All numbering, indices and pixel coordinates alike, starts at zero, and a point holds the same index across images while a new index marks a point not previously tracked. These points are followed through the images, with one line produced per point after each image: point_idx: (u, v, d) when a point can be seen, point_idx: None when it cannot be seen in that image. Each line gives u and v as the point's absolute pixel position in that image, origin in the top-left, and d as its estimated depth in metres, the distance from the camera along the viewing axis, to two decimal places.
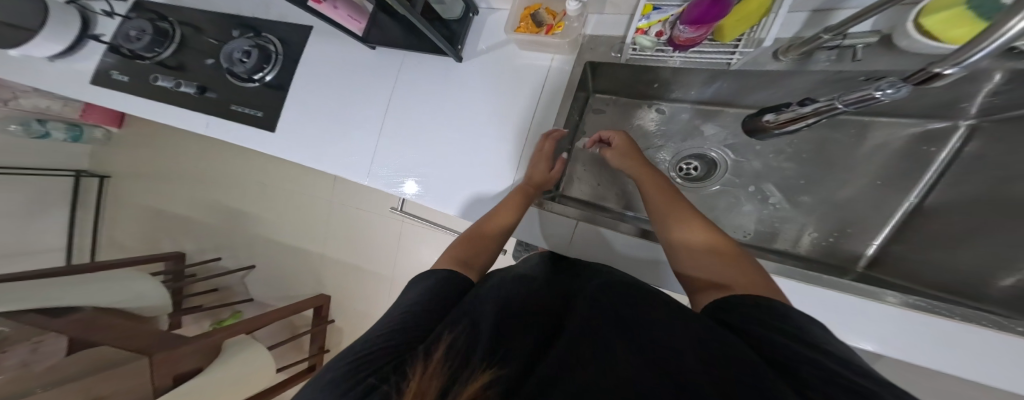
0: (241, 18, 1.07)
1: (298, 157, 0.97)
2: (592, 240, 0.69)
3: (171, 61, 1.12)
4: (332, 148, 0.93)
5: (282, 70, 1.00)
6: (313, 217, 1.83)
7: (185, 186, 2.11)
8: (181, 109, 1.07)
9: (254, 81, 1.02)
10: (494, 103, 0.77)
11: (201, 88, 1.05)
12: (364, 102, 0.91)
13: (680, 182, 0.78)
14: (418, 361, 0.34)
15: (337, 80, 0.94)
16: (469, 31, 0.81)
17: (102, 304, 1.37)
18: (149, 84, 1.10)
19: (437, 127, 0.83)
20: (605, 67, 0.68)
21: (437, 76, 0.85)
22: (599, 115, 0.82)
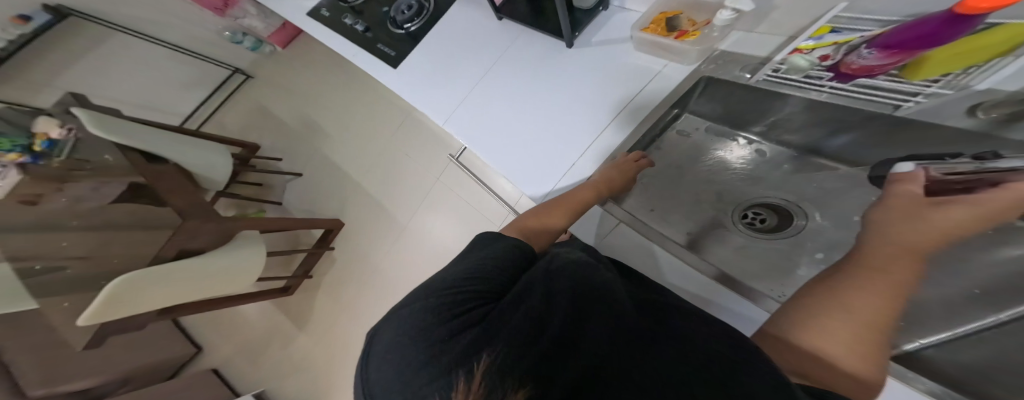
0: None
1: (403, 89, 1.03)
2: (630, 243, 0.63)
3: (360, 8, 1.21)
4: (432, 91, 0.97)
5: (427, 23, 1.08)
6: (368, 151, 1.93)
7: (287, 96, 2.35)
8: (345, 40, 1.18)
9: (402, 30, 1.11)
10: (591, 92, 0.76)
11: (366, 29, 1.16)
12: (472, 52, 0.97)
13: (744, 229, 0.67)
14: (501, 312, 0.33)
15: (461, 34, 1.02)
16: (590, 23, 0.83)
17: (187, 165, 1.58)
18: (337, 19, 1.23)
19: (528, 99, 0.83)
20: (718, 85, 0.63)
21: (544, 54, 0.88)
22: (681, 137, 0.75)
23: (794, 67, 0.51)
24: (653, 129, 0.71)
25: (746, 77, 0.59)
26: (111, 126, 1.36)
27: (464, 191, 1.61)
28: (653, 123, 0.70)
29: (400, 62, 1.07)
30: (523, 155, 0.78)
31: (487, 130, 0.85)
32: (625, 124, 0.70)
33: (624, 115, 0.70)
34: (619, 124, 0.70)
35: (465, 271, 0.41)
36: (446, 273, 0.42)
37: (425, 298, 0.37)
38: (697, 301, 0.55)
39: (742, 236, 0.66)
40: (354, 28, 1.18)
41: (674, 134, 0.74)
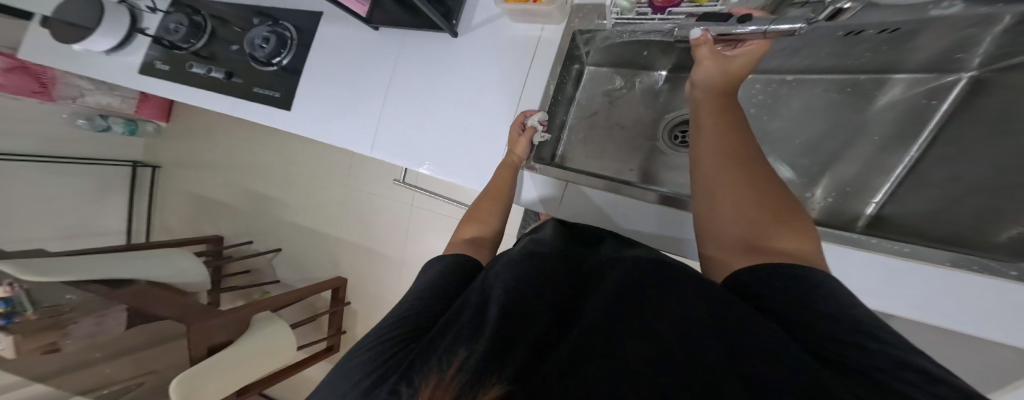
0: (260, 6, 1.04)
1: (309, 133, 0.94)
2: (582, 203, 0.69)
3: (204, 51, 1.07)
4: (338, 124, 0.91)
5: (298, 54, 0.96)
6: (330, 202, 1.88)
7: (218, 173, 2.16)
8: (211, 95, 1.04)
9: (272, 65, 0.99)
10: (492, 77, 0.76)
11: (228, 74, 1.02)
12: (364, 76, 0.90)
13: (673, 148, 0.72)
14: (427, 349, 0.32)
15: (341, 55, 0.92)
16: (464, 7, 0.79)
17: (153, 278, 1.53)
18: (183, 71, 1.08)
19: (438, 103, 0.81)
20: (592, 36, 0.67)
21: (432, 51, 0.83)
22: (591, 88, 0.78)
23: (623, 10, 0.56)
24: (562, 93, 0.73)
25: (602, 23, 0.63)
26: (68, 270, 1.31)
27: (434, 202, 1.63)
28: (560, 87, 0.71)
29: (291, 102, 0.96)
30: (460, 160, 0.78)
31: (415, 149, 0.83)
32: (535, 101, 0.71)
33: (529, 93, 0.72)
34: (529, 104, 0.72)
35: (400, 311, 0.41)
36: (383, 317, 0.41)
37: (362, 351, 0.36)
38: (656, 239, 0.65)
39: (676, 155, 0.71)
40: (210, 75, 1.03)
41: (588, 91, 0.78)
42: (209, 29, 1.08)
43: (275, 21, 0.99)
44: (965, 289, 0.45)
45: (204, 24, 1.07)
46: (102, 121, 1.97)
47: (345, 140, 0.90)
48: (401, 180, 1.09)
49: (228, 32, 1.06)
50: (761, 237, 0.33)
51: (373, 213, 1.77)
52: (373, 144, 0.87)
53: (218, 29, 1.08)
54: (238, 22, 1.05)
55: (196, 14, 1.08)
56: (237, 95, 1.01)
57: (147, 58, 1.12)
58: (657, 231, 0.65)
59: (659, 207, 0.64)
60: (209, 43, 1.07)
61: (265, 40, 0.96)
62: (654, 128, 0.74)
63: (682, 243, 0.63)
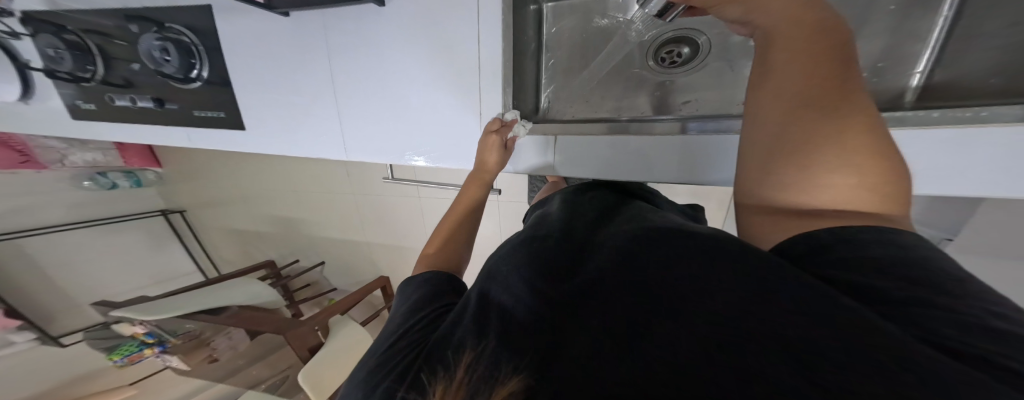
0: (130, 9, 0.74)
1: (267, 149, 0.80)
2: (579, 151, 0.63)
3: (111, 76, 0.81)
4: (308, 126, 0.75)
5: (214, 63, 0.74)
6: (344, 211, 1.76)
7: (235, 205, 2.04)
8: (155, 130, 0.84)
9: (195, 81, 0.76)
10: (440, 45, 0.62)
11: (157, 101, 0.80)
12: (300, 80, 0.71)
13: (661, 74, 0.63)
14: (440, 360, 0.28)
15: (265, 57, 0.71)
16: None
17: (238, 301, 1.51)
18: (113, 109, 0.84)
19: (396, 88, 0.67)
20: None
21: (356, 32, 0.65)
22: (559, 30, 0.67)
23: None
24: (530, 46, 0.65)
25: None
26: (179, 305, 1.41)
27: None
28: (519, 38, 0.61)
29: (243, 120, 0.78)
30: (444, 142, 0.68)
31: (389, 145, 0.72)
32: (494, 77, 0.61)
33: (487, 58, 0.60)
34: (490, 79, 0.61)
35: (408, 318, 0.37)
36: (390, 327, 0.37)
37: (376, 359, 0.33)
38: (683, 174, 0.57)
39: (665, 83, 0.63)
40: (139, 106, 0.81)
41: (553, 34, 0.67)
42: (94, 46, 0.79)
43: (160, 24, 0.73)
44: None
45: (84, 42, 0.79)
46: (105, 178, 1.82)
47: (312, 146, 0.77)
48: (388, 177, 0.99)
49: (117, 45, 0.78)
50: (834, 203, 0.27)
51: (391, 210, 1.63)
52: (346, 144, 0.75)
53: (107, 47, 0.79)
54: (119, 32, 0.76)
55: (64, 28, 0.79)
56: (183, 125, 0.82)
57: (67, 100, 0.86)
58: (677, 161, 0.56)
59: (662, 135, 0.56)
60: (110, 67, 0.80)
61: (164, 49, 0.73)
62: (631, 56, 0.65)
63: (700, 169, 0.56)
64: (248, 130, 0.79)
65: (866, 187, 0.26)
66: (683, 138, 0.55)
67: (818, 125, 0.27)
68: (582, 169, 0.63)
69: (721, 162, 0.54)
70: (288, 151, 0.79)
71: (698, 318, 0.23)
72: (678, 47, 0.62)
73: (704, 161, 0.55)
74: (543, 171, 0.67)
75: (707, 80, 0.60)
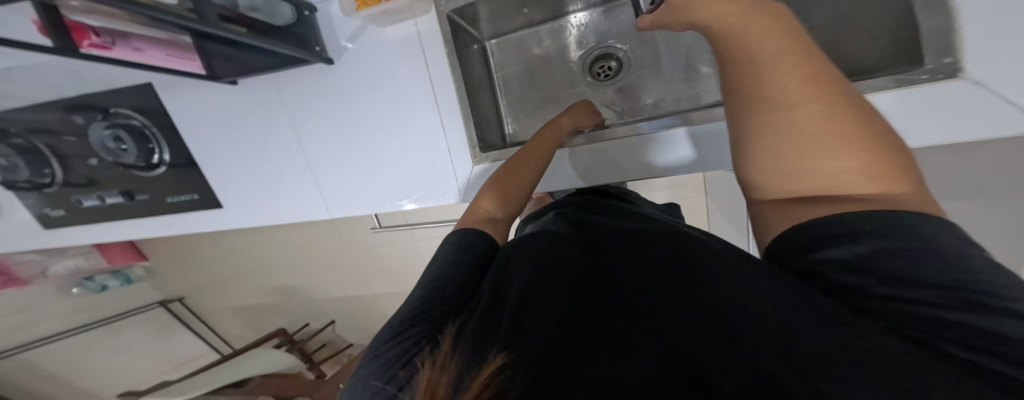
0: (68, 100, 0.70)
1: (245, 223, 0.77)
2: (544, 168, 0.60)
3: (70, 176, 0.78)
4: (282, 195, 0.73)
5: (174, 143, 0.71)
6: (341, 265, 1.68)
7: (222, 286, 1.92)
8: (129, 224, 0.81)
9: (159, 165, 0.73)
10: (396, 90, 0.62)
11: (128, 195, 0.77)
12: (266, 147, 0.70)
13: (600, 88, 0.64)
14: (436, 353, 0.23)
15: (227, 133, 0.69)
16: (320, 31, 0.61)
17: (262, 371, 1.43)
18: (82, 210, 0.81)
19: (359, 141, 0.66)
20: (470, 10, 0.59)
21: (311, 93, 0.64)
22: (508, 58, 0.68)
23: None
24: (481, 79, 0.66)
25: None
26: (203, 383, 1.33)
27: None
28: (468, 75, 0.62)
29: (218, 197, 0.76)
30: (415, 184, 0.66)
31: (368, 197, 0.69)
32: (454, 114, 0.60)
33: (443, 95, 0.60)
34: (450, 114, 0.61)
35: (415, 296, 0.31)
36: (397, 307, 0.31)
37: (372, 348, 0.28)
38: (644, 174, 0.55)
39: (608, 95, 0.64)
40: (108, 203, 0.79)
41: (500, 67, 0.69)
42: (44, 147, 0.76)
43: (104, 109, 0.69)
44: (897, 106, 0.40)
45: (33, 144, 0.75)
46: (92, 281, 1.69)
47: (293, 215, 0.74)
48: (377, 227, 0.94)
49: (64, 141, 0.74)
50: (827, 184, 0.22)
51: (390, 253, 1.57)
52: (327, 204, 0.72)
53: (55, 146, 0.75)
54: (63, 126, 0.73)
55: (13, 136, 0.76)
56: (156, 214, 0.79)
57: (34, 210, 0.83)
58: (642, 158, 0.55)
59: (618, 139, 0.55)
60: (66, 166, 0.77)
61: (117, 138, 0.71)
62: (571, 73, 0.65)
63: (659, 167, 0.54)
64: (224, 205, 0.76)
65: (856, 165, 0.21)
66: (642, 136, 0.54)
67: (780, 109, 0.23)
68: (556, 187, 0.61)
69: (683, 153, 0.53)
70: (271, 222, 0.76)
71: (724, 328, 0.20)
72: (608, 61, 0.64)
73: (662, 158, 0.53)
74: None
75: (643, 88, 0.62)
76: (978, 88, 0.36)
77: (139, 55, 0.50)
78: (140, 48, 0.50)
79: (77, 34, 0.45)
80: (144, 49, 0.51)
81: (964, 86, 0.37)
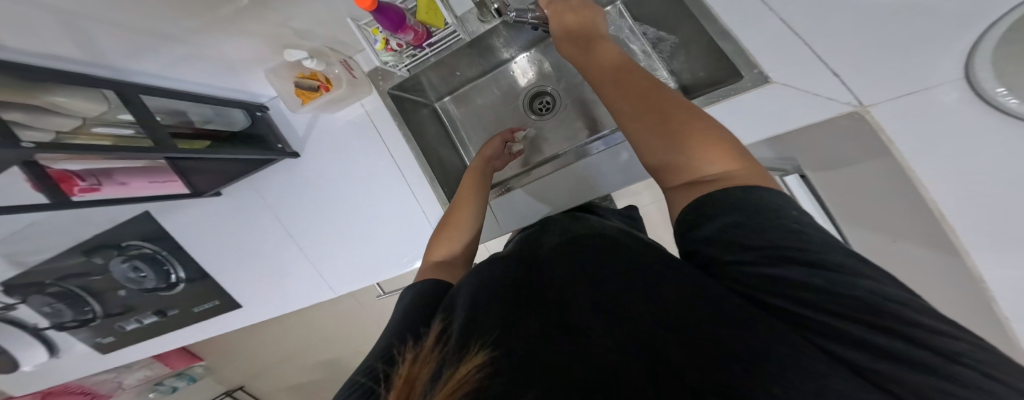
0: (91, 244, 0.78)
1: (260, 317, 0.80)
2: (514, 208, 0.60)
3: (110, 307, 0.86)
4: (286, 284, 0.76)
5: (183, 259, 0.77)
6: (370, 329, 1.68)
7: (270, 370, 1.99)
8: (166, 338, 0.88)
9: (177, 282, 0.80)
10: (361, 166, 0.65)
11: (160, 312, 0.85)
12: (262, 242, 0.74)
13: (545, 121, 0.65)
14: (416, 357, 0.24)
15: (227, 238, 0.74)
16: (280, 129, 0.65)
17: None
18: (124, 334, 0.89)
19: (340, 219, 0.68)
20: (408, 80, 0.61)
21: (289, 185, 0.68)
22: (460, 110, 0.70)
23: (397, 61, 0.54)
24: (438, 136, 0.68)
25: (400, 74, 0.59)
26: None
27: None
28: (422, 137, 0.64)
29: (232, 297, 0.80)
30: (397, 249, 0.66)
31: (363, 269, 0.70)
32: (416, 175, 0.62)
33: (404, 163, 0.63)
34: (415, 179, 0.63)
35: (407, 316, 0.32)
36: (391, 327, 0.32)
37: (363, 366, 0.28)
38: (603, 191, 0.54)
39: (554, 125, 0.64)
40: (146, 323, 0.86)
41: (453, 120, 0.71)
42: (78, 289, 0.85)
43: (118, 246, 0.77)
44: (732, 114, 0.44)
45: (72, 287, 0.85)
46: (163, 384, 1.85)
47: (301, 300, 0.76)
48: (383, 293, 0.94)
49: (97, 279, 0.83)
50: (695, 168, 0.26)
51: None
52: (329, 283, 0.73)
53: (92, 284, 0.84)
54: (90, 266, 0.81)
55: (50, 284, 0.85)
56: (186, 324, 0.85)
57: (88, 340, 0.92)
58: (605, 174, 0.54)
59: (562, 167, 0.56)
60: (106, 299, 0.85)
61: (135, 268, 0.79)
62: (517, 113, 0.66)
63: (621, 181, 0.53)
64: (239, 304, 0.81)
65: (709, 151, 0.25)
66: (583, 161, 0.54)
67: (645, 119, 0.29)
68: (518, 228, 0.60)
69: (615, 170, 0.53)
70: (281, 312, 0.79)
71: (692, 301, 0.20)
72: (545, 95, 0.66)
73: (623, 171, 0.52)
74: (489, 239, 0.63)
75: (585, 110, 0.62)
76: (787, 89, 0.40)
77: (122, 187, 0.52)
78: (124, 180, 0.53)
79: (63, 182, 0.46)
80: (129, 181, 0.53)
81: (773, 89, 0.41)
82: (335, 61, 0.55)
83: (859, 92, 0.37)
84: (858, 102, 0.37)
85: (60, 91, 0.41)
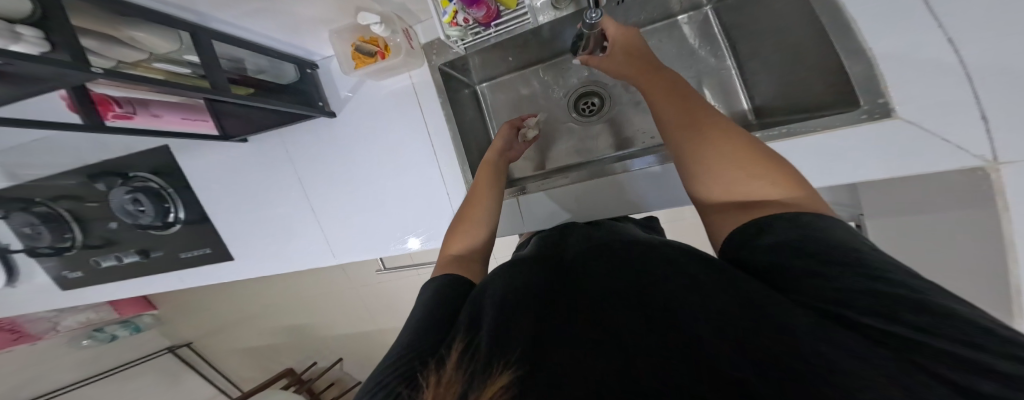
0: (92, 169, 0.75)
1: (255, 272, 0.78)
2: (543, 205, 0.61)
3: (90, 238, 0.81)
4: (291, 241, 0.75)
5: (186, 201, 0.74)
6: (348, 302, 1.64)
7: (230, 330, 1.89)
8: (144, 280, 0.83)
9: (173, 224, 0.76)
10: (394, 138, 0.65)
11: (144, 253, 0.80)
12: (275, 196, 0.72)
13: (584, 123, 0.68)
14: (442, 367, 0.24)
15: (238, 186, 0.72)
16: (325, 87, 0.65)
17: None
18: (98, 270, 0.83)
19: (361, 186, 0.68)
20: (460, 62, 0.63)
21: (317, 144, 0.67)
22: (501, 102, 0.73)
23: (460, 37, 0.56)
24: (476, 122, 0.70)
25: (455, 52, 0.60)
26: None
27: None
28: (462, 120, 0.65)
29: (229, 248, 0.77)
30: (415, 225, 0.67)
31: (374, 240, 0.70)
32: (449, 156, 0.63)
33: (439, 143, 0.64)
34: (447, 160, 0.64)
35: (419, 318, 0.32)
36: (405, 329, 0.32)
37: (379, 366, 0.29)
38: (631, 204, 0.57)
39: (590, 130, 0.67)
40: (126, 262, 0.81)
41: (492, 108, 0.74)
42: (66, 213, 0.79)
43: (125, 174, 0.74)
44: (828, 148, 0.40)
45: (56, 211, 0.79)
46: (103, 332, 1.64)
47: (301, 262, 0.75)
48: (382, 268, 0.94)
49: (87, 206, 0.79)
50: (751, 193, 0.29)
51: (399, 288, 1.53)
52: (334, 248, 0.72)
53: (79, 211, 0.79)
54: (86, 191, 0.77)
55: (35, 202, 0.80)
56: (170, 268, 0.81)
57: (53, 272, 0.85)
58: (639, 187, 0.56)
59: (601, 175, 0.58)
60: (89, 229, 0.80)
61: (136, 201, 0.73)
62: (556, 111, 0.69)
63: (650, 197, 0.56)
64: (235, 256, 0.78)
65: (761, 181, 0.28)
66: (625, 176, 0.56)
67: (708, 140, 0.32)
68: (542, 226, 0.63)
69: (652, 190, 0.56)
70: (279, 270, 0.77)
71: (723, 317, 0.20)
72: (592, 97, 0.68)
73: (654, 188, 0.55)
74: (508, 231, 0.65)
75: (624, 121, 0.65)
76: (910, 128, 0.35)
77: (155, 120, 0.52)
78: (158, 113, 0.52)
79: (101, 106, 0.46)
80: (162, 114, 0.52)
81: (894, 125, 0.36)
82: (400, 30, 0.57)
83: (998, 146, 0.32)
84: (991, 158, 0.33)
85: (136, 25, 0.42)
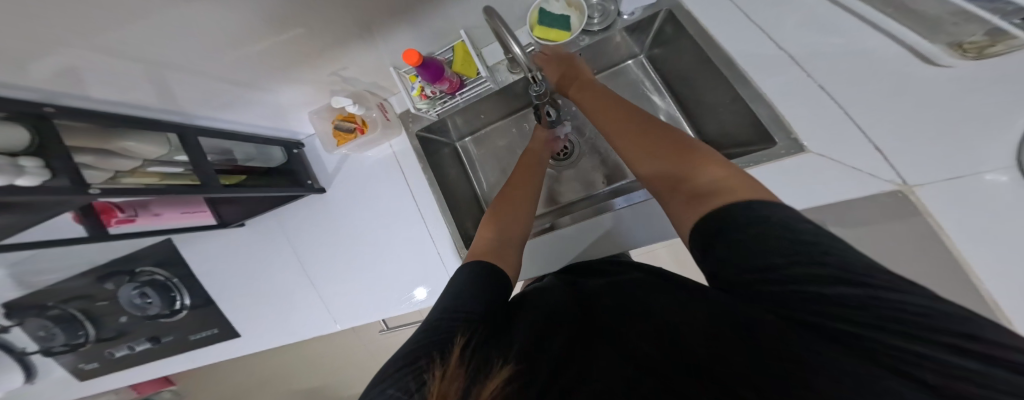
0: (105, 266, 0.79)
1: (261, 346, 0.77)
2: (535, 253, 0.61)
3: (103, 331, 0.84)
4: (293, 312, 0.75)
5: (190, 286, 0.77)
6: (360, 360, 1.60)
7: None
8: (154, 366, 0.84)
9: (179, 310, 0.79)
10: (381, 202, 0.67)
11: (154, 339, 0.82)
12: (275, 270, 0.74)
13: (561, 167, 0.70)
14: None
15: (240, 265, 0.75)
16: (313, 165, 0.69)
17: None
18: (113, 360, 0.85)
19: (355, 251, 0.69)
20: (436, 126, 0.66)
21: (311, 216, 0.70)
22: (482, 154, 0.75)
23: (429, 106, 0.58)
24: (459, 178, 0.72)
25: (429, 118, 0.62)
26: None
27: None
28: (443, 179, 0.67)
29: (234, 325, 0.78)
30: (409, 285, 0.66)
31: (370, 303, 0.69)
32: (435, 213, 0.64)
33: (423, 203, 0.65)
34: (433, 217, 0.65)
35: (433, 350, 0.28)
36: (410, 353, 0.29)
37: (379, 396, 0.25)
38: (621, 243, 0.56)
39: (567, 175, 0.69)
40: (137, 351, 0.83)
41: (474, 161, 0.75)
42: (80, 312, 0.83)
43: (132, 271, 0.78)
44: None
45: (69, 311, 0.83)
46: None
47: (302, 333, 0.74)
48: (386, 328, 0.92)
49: (99, 302, 0.82)
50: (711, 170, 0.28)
51: None
52: (333, 315, 0.71)
53: (92, 308, 0.83)
54: (97, 289, 0.81)
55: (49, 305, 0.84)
56: (179, 351, 0.82)
57: (68, 366, 0.88)
58: (625, 225, 0.56)
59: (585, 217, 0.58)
60: (102, 323, 0.83)
61: (143, 295, 0.77)
62: None
63: (637, 234, 0.55)
64: (240, 332, 0.78)
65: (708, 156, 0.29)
66: (611, 216, 0.57)
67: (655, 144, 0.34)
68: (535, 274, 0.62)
69: (638, 227, 0.55)
70: (282, 343, 0.76)
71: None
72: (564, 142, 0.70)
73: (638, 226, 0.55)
74: None
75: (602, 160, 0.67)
76: (824, 159, 0.40)
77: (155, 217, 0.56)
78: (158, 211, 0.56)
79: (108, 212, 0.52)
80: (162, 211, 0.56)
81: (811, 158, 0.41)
82: (373, 105, 0.61)
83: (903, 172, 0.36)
84: (901, 182, 0.36)
85: (127, 136, 0.45)
